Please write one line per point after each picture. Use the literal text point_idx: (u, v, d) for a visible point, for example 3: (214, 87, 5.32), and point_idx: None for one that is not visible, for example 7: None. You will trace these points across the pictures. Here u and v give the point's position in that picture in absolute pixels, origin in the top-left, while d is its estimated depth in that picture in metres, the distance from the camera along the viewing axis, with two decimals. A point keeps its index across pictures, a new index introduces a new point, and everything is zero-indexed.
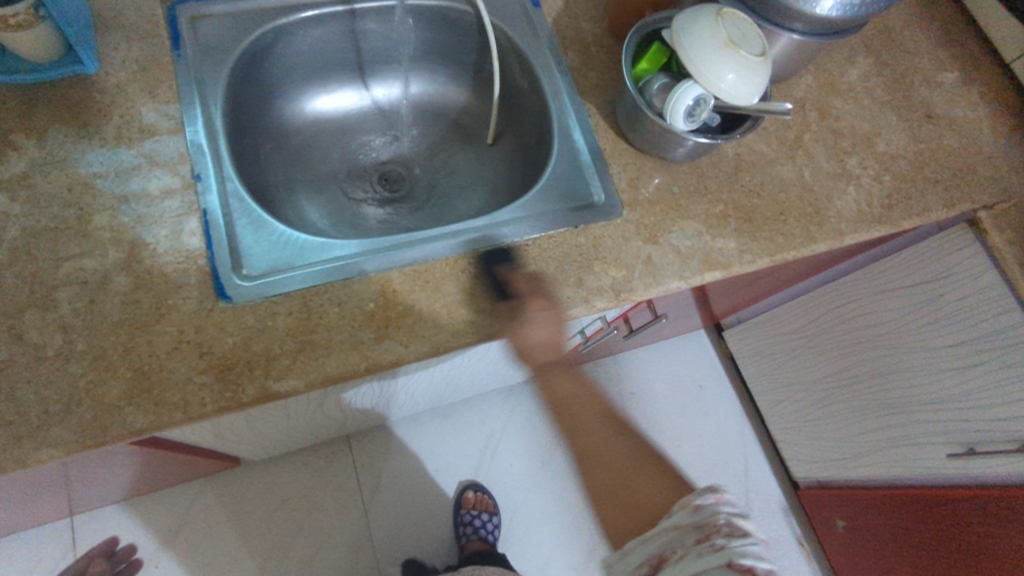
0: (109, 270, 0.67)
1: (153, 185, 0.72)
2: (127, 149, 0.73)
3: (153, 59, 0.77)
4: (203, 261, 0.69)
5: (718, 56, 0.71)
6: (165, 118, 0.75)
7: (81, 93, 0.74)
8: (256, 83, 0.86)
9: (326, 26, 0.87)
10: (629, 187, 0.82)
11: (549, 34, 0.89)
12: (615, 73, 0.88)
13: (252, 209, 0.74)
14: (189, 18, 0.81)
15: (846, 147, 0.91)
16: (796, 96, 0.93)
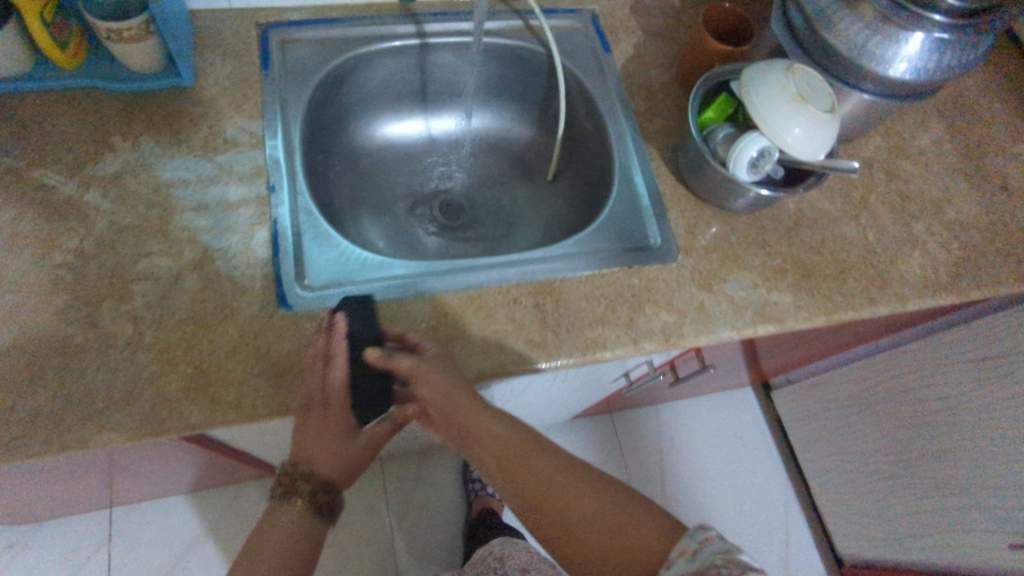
0: (183, 267, 0.71)
1: (231, 193, 0.76)
2: (212, 158, 0.78)
3: (244, 78, 0.83)
4: (268, 268, 0.73)
5: (784, 110, 0.72)
6: (250, 131, 0.80)
7: (176, 103, 0.80)
8: (334, 107, 0.91)
9: (404, 57, 0.92)
10: (687, 232, 0.82)
11: (617, 79, 0.92)
12: (680, 121, 0.89)
13: (317, 223, 0.77)
14: (280, 42, 0.86)
15: (913, 211, 0.89)
16: (864, 156, 0.92)
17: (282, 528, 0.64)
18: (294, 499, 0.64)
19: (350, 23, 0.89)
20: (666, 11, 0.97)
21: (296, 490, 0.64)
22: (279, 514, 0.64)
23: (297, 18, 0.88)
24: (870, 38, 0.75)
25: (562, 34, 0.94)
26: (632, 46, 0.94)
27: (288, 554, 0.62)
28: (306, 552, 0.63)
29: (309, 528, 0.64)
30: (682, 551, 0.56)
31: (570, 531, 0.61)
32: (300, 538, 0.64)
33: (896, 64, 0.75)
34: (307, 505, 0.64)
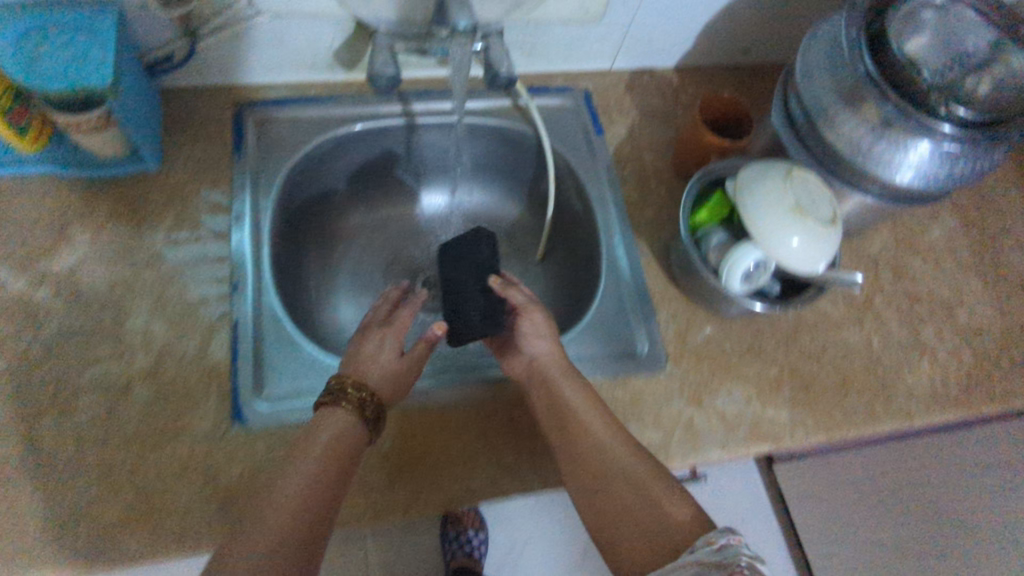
0: (133, 376, 0.67)
1: (192, 291, 0.71)
2: (173, 251, 0.73)
3: (214, 163, 0.79)
4: (224, 378, 0.68)
5: (780, 221, 0.67)
6: (216, 223, 0.76)
7: (139, 190, 0.75)
8: (313, 188, 0.86)
9: (387, 137, 0.87)
10: (676, 337, 0.77)
11: (609, 164, 0.87)
12: (674, 212, 0.84)
13: (281, 325, 0.72)
14: (256, 122, 0.82)
15: (923, 314, 0.83)
16: (871, 251, 0.86)
17: (319, 444, 0.59)
18: (337, 405, 0.63)
19: (330, 101, 0.84)
20: (663, 91, 0.92)
21: (338, 406, 0.63)
22: (324, 421, 0.62)
23: (273, 95, 0.83)
24: (870, 142, 0.70)
25: (553, 114, 0.89)
26: (626, 128, 0.90)
27: (320, 482, 0.56)
28: (346, 443, 0.60)
29: (352, 433, 0.62)
30: (706, 542, 0.52)
31: (608, 493, 0.61)
32: (338, 447, 0.60)
33: (901, 169, 0.70)
34: (352, 408, 0.63)
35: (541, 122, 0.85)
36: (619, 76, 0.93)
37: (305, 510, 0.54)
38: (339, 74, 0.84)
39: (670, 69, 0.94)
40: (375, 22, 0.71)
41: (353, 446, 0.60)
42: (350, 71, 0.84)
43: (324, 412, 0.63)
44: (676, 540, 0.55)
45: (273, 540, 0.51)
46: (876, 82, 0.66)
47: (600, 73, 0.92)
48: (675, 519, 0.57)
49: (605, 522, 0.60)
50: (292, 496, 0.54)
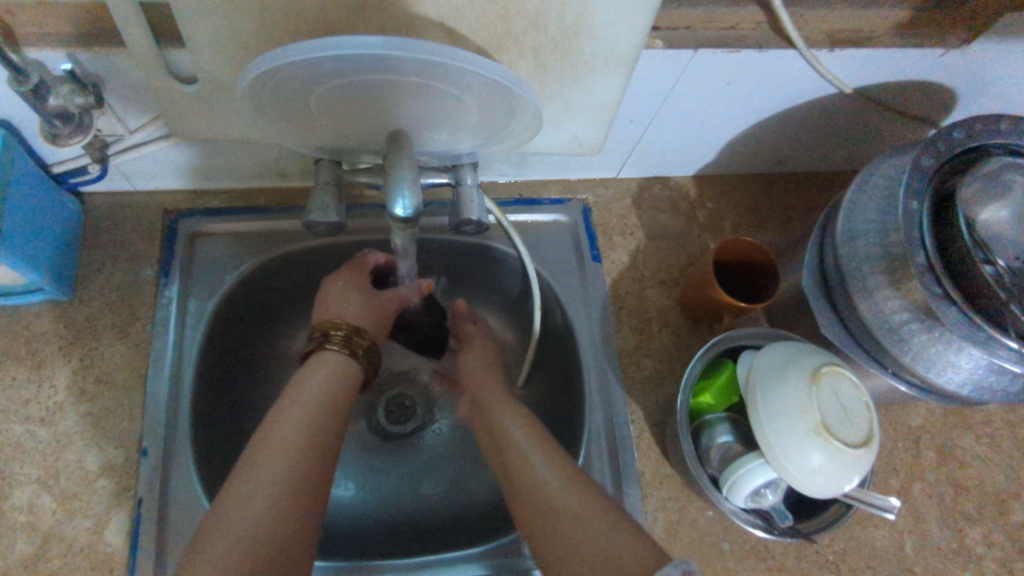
0: (8, 568, 0.56)
1: (92, 458, 0.61)
2: (76, 401, 0.63)
3: (137, 288, 0.68)
4: (118, 570, 0.57)
5: (795, 436, 0.53)
6: (130, 364, 0.65)
7: (45, 324, 0.65)
8: (257, 306, 0.73)
9: (345, 252, 0.74)
10: (666, 531, 0.64)
11: (604, 297, 0.73)
12: (675, 366, 0.71)
13: (198, 505, 0.61)
14: (189, 237, 0.70)
15: (972, 510, 0.68)
16: (913, 422, 0.71)
17: (316, 383, 0.54)
18: (329, 346, 0.57)
19: (278, 213, 0.72)
20: (677, 206, 0.78)
21: (330, 345, 0.57)
22: (319, 364, 0.56)
23: (213, 206, 0.72)
24: (918, 339, 0.55)
25: (542, 232, 0.75)
26: (629, 253, 0.75)
27: (320, 421, 0.51)
28: (344, 386, 0.55)
29: (345, 371, 0.56)
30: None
31: (552, 534, 0.50)
32: (334, 394, 0.54)
33: (950, 378, 0.55)
34: (341, 348, 0.57)
35: (522, 243, 0.70)
36: (625, 185, 0.78)
37: (308, 447, 0.49)
38: (291, 181, 0.74)
39: (688, 176, 0.79)
40: (316, 151, 0.58)
41: (347, 399, 0.55)
42: (304, 177, 0.73)
43: (320, 353, 0.56)
44: None
45: (271, 476, 0.47)
46: (936, 277, 0.52)
47: (602, 181, 0.78)
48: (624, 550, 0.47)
49: (554, 550, 0.50)
50: (294, 426, 0.50)
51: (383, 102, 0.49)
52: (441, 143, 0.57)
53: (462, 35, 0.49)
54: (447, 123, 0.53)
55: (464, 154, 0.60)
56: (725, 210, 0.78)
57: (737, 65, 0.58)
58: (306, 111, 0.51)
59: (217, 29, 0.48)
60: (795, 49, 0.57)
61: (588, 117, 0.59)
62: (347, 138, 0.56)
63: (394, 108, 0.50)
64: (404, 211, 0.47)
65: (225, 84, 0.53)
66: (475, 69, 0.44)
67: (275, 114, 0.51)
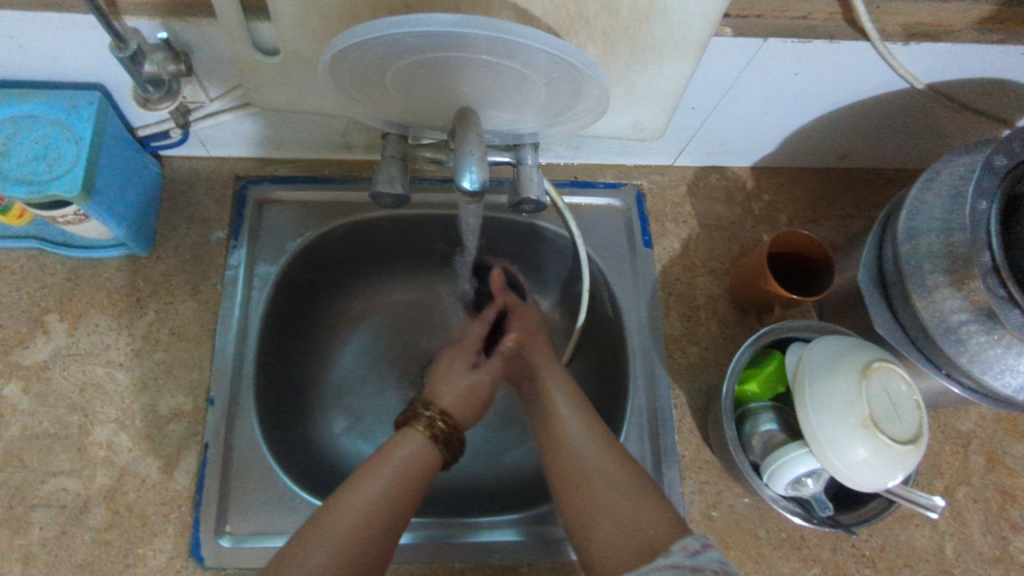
0: (90, 497, 0.61)
1: (164, 403, 0.65)
2: (151, 350, 0.67)
3: (209, 248, 0.72)
4: (187, 507, 0.61)
5: (842, 429, 0.53)
6: (202, 319, 0.69)
7: (127, 276, 0.69)
8: (320, 271, 0.76)
9: (405, 225, 0.76)
10: (702, 513, 0.65)
11: (654, 282, 0.73)
12: (722, 354, 0.71)
13: (259, 454, 0.64)
14: (259, 201, 0.74)
15: (1017, 518, 0.67)
16: (962, 427, 0.70)
17: (397, 458, 0.52)
18: (414, 424, 0.55)
19: (343, 184, 0.76)
20: (733, 196, 0.78)
21: (416, 425, 0.55)
22: (398, 443, 0.53)
23: (282, 174, 0.76)
24: (976, 340, 0.54)
25: (595, 215, 0.76)
26: (680, 239, 0.76)
27: (396, 496, 0.50)
28: (421, 469, 0.53)
29: (429, 452, 0.54)
30: (681, 547, 0.43)
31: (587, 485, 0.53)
32: (411, 475, 0.52)
33: (1006, 381, 0.55)
34: (426, 430, 0.55)
35: (575, 223, 0.70)
36: (681, 174, 0.78)
37: (386, 520, 0.48)
38: (356, 154, 0.77)
39: (745, 167, 0.79)
40: (385, 125, 0.61)
41: (426, 479, 0.52)
42: (368, 151, 0.76)
43: (405, 431, 0.55)
44: (646, 535, 0.47)
45: (340, 543, 0.45)
46: (1000, 278, 0.52)
47: (658, 169, 0.79)
48: (653, 515, 0.49)
49: (584, 504, 0.52)
50: (372, 502, 0.49)
51: (452, 81, 0.52)
52: (506, 122, 0.59)
53: (533, 15, 0.51)
54: (512, 100, 0.54)
55: (525, 135, 0.62)
56: (781, 202, 0.78)
57: (807, 54, 0.58)
58: (377, 86, 0.53)
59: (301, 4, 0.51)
60: (869, 41, 0.56)
61: (654, 102, 0.60)
62: (414, 115, 0.59)
63: (463, 88, 0.53)
64: (471, 184, 0.49)
65: (305, 57, 0.56)
66: (547, 50, 0.46)
67: (350, 87, 0.54)
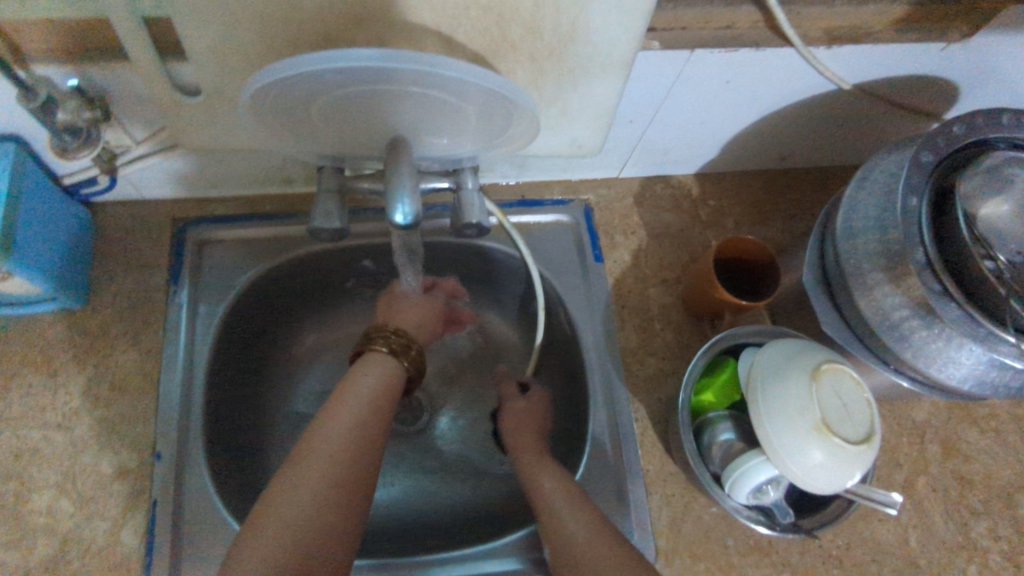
0: (31, 569, 0.58)
1: (107, 462, 0.62)
2: (90, 406, 0.64)
3: (147, 295, 0.69)
4: (137, 569, 0.59)
5: (796, 433, 0.53)
6: (144, 370, 0.66)
7: (61, 332, 0.67)
8: (270, 308, 0.74)
9: (354, 256, 0.74)
10: (670, 527, 0.64)
11: (607, 296, 0.73)
12: (678, 364, 0.71)
13: (211, 505, 0.62)
14: (198, 242, 0.72)
15: (976, 504, 0.68)
16: (917, 418, 0.71)
17: (378, 365, 0.55)
18: (373, 347, 0.57)
19: (285, 219, 0.74)
20: (679, 204, 0.78)
21: (375, 346, 0.57)
22: (371, 358, 0.56)
23: (220, 213, 0.74)
24: (919, 336, 0.55)
25: (545, 233, 0.76)
26: (630, 251, 0.76)
27: (384, 392, 0.52)
28: (390, 385, 0.54)
29: (393, 371, 0.55)
30: None
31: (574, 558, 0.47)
32: (392, 376, 0.55)
33: (951, 374, 0.55)
34: (385, 346, 0.57)
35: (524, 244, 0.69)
36: (627, 185, 0.79)
37: (380, 407, 0.51)
38: (296, 187, 0.75)
39: (689, 174, 0.79)
40: (319, 159, 0.60)
41: (396, 397, 0.53)
42: (308, 184, 0.75)
43: (366, 357, 0.56)
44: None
45: (345, 423, 0.48)
46: (935, 273, 0.52)
47: (604, 182, 0.79)
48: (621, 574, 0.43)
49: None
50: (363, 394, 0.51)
51: (381, 113, 0.51)
52: (444, 148, 0.58)
53: (456, 41, 0.50)
54: (445, 127, 0.53)
55: (464, 158, 0.61)
56: (727, 207, 0.78)
57: (735, 64, 0.58)
58: (304, 121, 0.52)
59: (216, 41, 0.49)
60: (792, 46, 0.57)
61: (589, 120, 0.60)
62: (348, 147, 0.58)
63: (392, 118, 0.52)
64: (404, 219, 0.48)
65: (228, 95, 0.55)
66: (474, 81, 0.45)
67: (275, 123, 0.52)
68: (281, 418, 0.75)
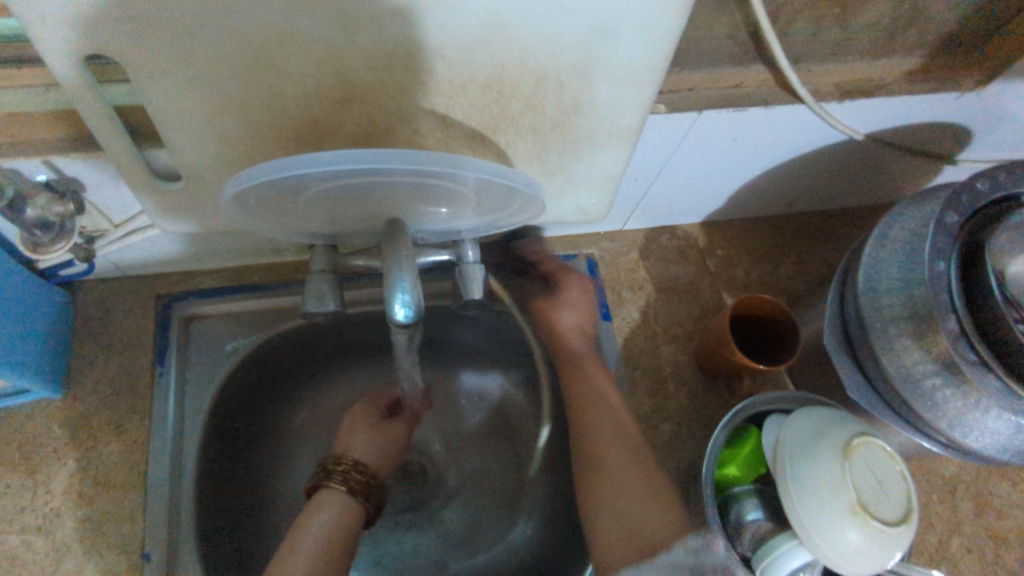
0: None
1: (93, 567, 0.58)
2: (72, 507, 0.60)
3: (132, 381, 0.66)
4: None
5: (833, 512, 0.50)
6: (130, 463, 0.62)
7: (41, 425, 0.63)
8: (264, 383, 0.70)
9: (349, 324, 0.70)
10: None
11: (617, 358, 0.70)
12: (696, 427, 0.67)
13: None
14: (185, 319, 0.68)
15: (1014, 564, 0.64)
16: (946, 473, 0.68)
17: (333, 498, 0.55)
18: (328, 484, 0.56)
19: (275, 289, 0.70)
20: (686, 255, 0.75)
21: (331, 484, 0.56)
22: (326, 493, 0.56)
23: (206, 286, 0.70)
24: (953, 406, 0.52)
25: None
26: (638, 309, 0.72)
27: (341, 529, 0.53)
28: (345, 525, 0.54)
29: (352, 510, 0.55)
30: (684, 545, 0.51)
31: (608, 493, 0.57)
32: (348, 512, 0.55)
33: (986, 442, 0.52)
34: (341, 485, 0.56)
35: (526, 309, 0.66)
36: (632, 238, 0.76)
37: (336, 548, 0.51)
38: (287, 257, 0.71)
39: (695, 224, 0.77)
40: (310, 237, 0.56)
41: (352, 537, 0.53)
42: (300, 252, 0.71)
43: (322, 493, 0.56)
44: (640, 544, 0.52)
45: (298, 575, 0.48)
46: (970, 342, 0.50)
47: (607, 235, 0.76)
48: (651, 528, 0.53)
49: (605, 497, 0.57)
50: (318, 535, 0.52)
51: (373, 194, 0.47)
52: (440, 220, 0.55)
53: (454, 120, 0.47)
54: (441, 202, 0.50)
55: (463, 230, 0.58)
56: (736, 256, 0.75)
57: (743, 122, 0.56)
58: (291, 207, 0.49)
59: (197, 129, 0.46)
60: (805, 104, 0.54)
61: (595, 188, 0.57)
62: (339, 224, 0.54)
63: (385, 196, 0.48)
64: (404, 308, 0.44)
65: (211, 179, 0.51)
66: (473, 174, 0.43)
67: (260, 210, 0.49)
68: (276, 496, 0.70)
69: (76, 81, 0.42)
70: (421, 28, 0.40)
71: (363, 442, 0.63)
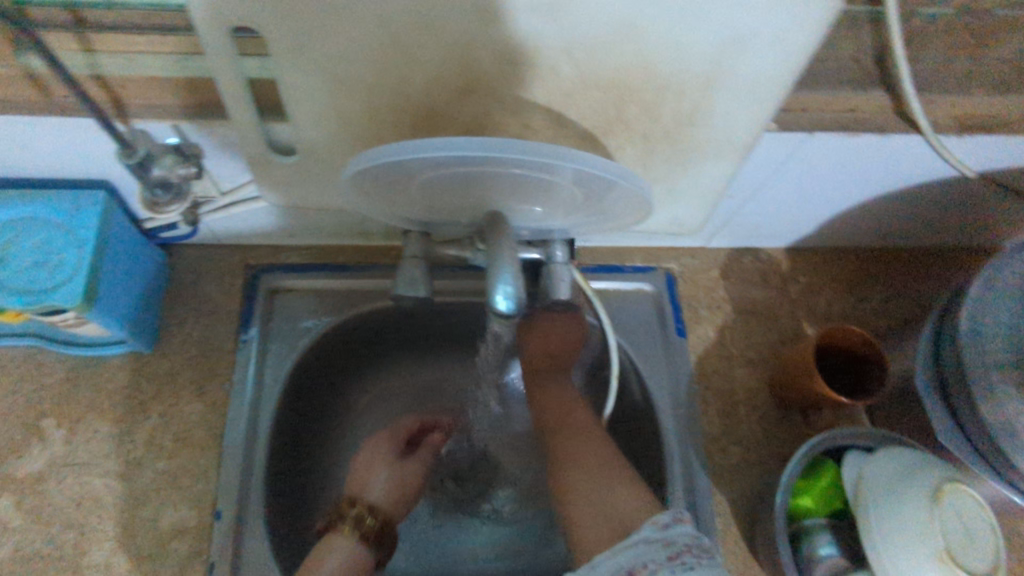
0: None
1: (166, 517, 0.60)
2: (151, 457, 0.63)
3: (216, 344, 0.68)
4: None
5: (918, 552, 0.48)
6: (208, 422, 0.65)
7: (130, 376, 0.66)
8: (337, 361, 0.72)
9: (425, 313, 0.72)
10: None
11: (689, 374, 0.69)
12: (766, 454, 0.66)
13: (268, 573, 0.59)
14: (270, 291, 0.70)
15: None
16: None
17: (342, 543, 0.56)
18: (339, 529, 0.57)
19: (359, 271, 0.72)
20: (768, 278, 0.74)
21: (341, 528, 0.57)
22: (335, 538, 0.56)
23: (293, 262, 0.72)
24: None
25: (625, 300, 0.72)
26: (714, 327, 0.71)
27: None
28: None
29: (360, 560, 0.56)
30: (652, 524, 0.44)
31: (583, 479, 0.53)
32: (358, 561, 0.56)
33: None
34: (353, 533, 0.57)
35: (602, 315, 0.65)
36: (713, 256, 0.75)
37: None
38: (373, 241, 0.73)
39: (780, 248, 0.75)
40: (406, 223, 0.58)
41: None
42: (387, 237, 0.73)
43: (330, 537, 0.56)
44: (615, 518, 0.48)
45: None
46: None
47: (688, 250, 0.75)
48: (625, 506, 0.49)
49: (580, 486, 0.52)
50: None
51: (480, 186, 0.48)
52: (535, 219, 0.55)
53: (568, 118, 0.48)
54: (543, 200, 0.51)
55: (554, 231, 0.58)
56: (819, 285, 0.74)
57: (854, 148, 0.55)
58: (397, 189, 0.50)
59: (321, 106, 0.48)
60: (921, 134, 0.53)
61: (693, 199, 0.57)
62: (438, 212, 0.55)
63: (490, 189, 0.49)
64: (505, 300, 0.45)
65: (323, 156, 0.53)
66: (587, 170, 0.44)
67: (368, 191, 0.51)
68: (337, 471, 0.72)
69: (219, 50, 0.44)
70: (556, 24, 0.40)
71: (382, 477, 0.63)
